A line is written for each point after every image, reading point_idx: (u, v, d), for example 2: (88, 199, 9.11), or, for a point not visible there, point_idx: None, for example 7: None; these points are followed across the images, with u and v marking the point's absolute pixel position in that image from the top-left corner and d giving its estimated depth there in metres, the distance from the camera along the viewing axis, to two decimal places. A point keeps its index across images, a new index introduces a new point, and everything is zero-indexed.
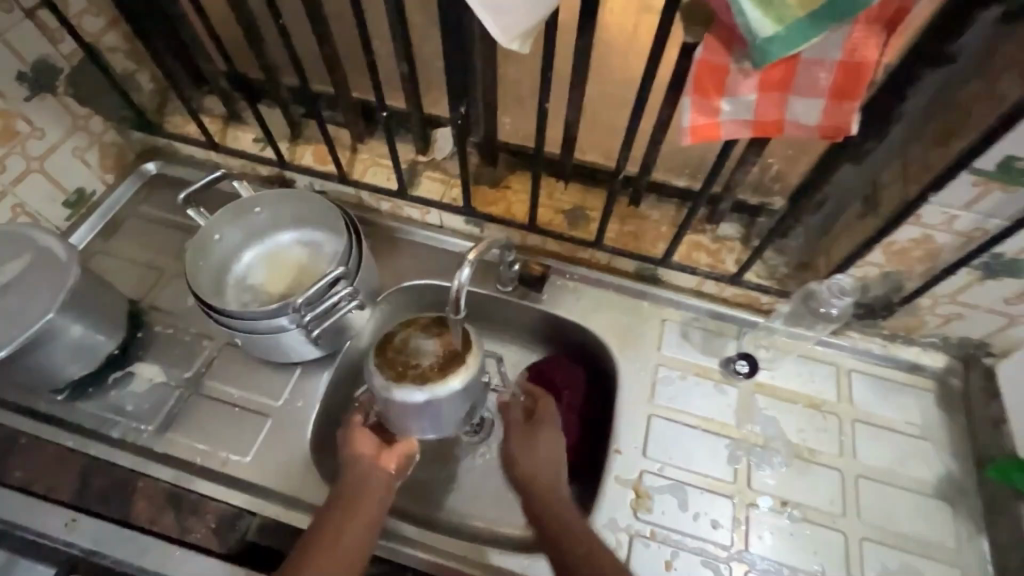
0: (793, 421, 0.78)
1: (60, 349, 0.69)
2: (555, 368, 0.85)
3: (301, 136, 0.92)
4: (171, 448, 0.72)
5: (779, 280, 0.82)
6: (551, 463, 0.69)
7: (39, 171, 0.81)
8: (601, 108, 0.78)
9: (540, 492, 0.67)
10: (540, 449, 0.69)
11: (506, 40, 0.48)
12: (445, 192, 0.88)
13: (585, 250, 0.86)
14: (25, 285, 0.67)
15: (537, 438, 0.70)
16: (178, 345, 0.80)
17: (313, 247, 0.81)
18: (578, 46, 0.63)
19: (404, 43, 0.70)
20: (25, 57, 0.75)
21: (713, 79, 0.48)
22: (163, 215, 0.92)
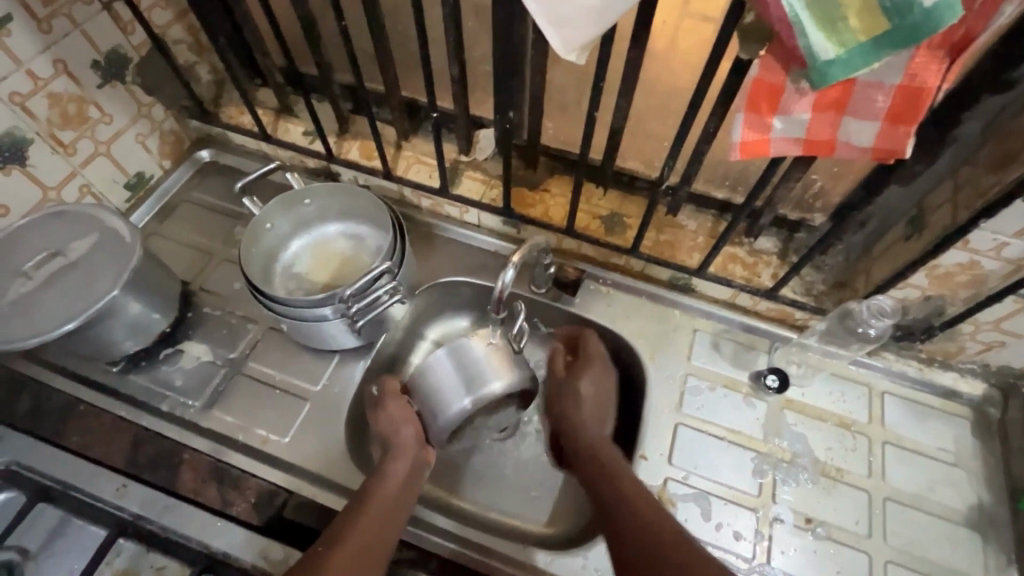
0: (822, 439, 0.78)
1: (119, 325, 0.73)
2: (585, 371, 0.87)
3: (348, 131, 0.94)
4: (214, 425, 0.76)
5: (816, 297, 0.81)
6: (600, 396, 0.75)
7: (105, 155, 0.86)
8: (645, 117, 0.79)
9: (595, 428, 0.72)
10: (588, 386, 0.75)
11: (565, 52, 0.50)
12: (484, 193, 0.90)
13: (621, 256, 0.87)
14: (92, 263, 0.71)
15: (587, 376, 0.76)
16: (224, 327, 0.84)
17: (357, 241, 0.84)
18: (630, 57, 0.64)
19: (457, 47, 0.72)
20: (100, 47, 0.79)
21: (768, 97, 0.49)
22: (214, 202, 0.96)
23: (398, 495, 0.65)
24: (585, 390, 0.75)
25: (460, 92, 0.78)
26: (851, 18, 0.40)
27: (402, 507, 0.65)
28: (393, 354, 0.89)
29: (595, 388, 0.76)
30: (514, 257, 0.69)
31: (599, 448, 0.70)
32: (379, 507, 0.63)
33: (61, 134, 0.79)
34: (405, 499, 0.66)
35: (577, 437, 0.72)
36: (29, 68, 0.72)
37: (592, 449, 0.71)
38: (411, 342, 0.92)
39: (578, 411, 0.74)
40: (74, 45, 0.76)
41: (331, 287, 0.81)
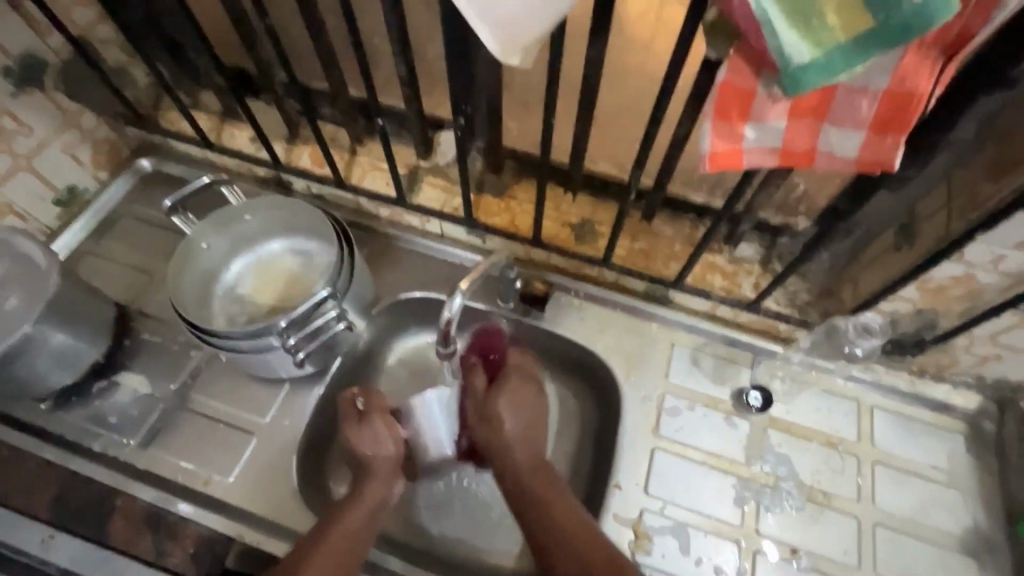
0: (808, 461, 0.73)
1: (39, 361, 0.66)
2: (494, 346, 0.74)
3: (298, 136, 0.87)
4: (152, 465, 0.70)
5: (800, 308, 0.77)
6: (532, 428, 0.70)
7: (28, 170, 0.78)
8: (614, 117, 0.73)
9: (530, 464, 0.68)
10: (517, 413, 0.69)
11: (505, 55, 0.43)
12: (446, 201, 0.84)
13: (592, 267, 0.81)
14: (4, 294, 0.65)
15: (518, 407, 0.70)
16: (165, 355, 0.77)
17: (304, 258, 0.77)
18: (589, 55, 0.57)
19: (401, 45, 0.65)
20: (11, 52, 0.72)
21: (737, 103, 0.42)
22: (156, 216, 0.89)
23: (361, 525, 0.63)
24: (519, 402, 0.70)
25: (411, 94, 0.72)
26: (828, 14, 0.34)
27: (363, 539, 0.63)
28: (352, 377, 0.82)
29: (527, 417, 0.70)
30: (463, 282, 0.63)
31: (537, 473, 0.67)
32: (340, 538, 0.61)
33: None
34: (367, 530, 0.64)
35: (513, 464, 0.68)
36: None
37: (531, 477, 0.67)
38: (371, 363, 0.86)
39: (511, 436, 0.69)
40: None
41: (277, 310, 0.74)
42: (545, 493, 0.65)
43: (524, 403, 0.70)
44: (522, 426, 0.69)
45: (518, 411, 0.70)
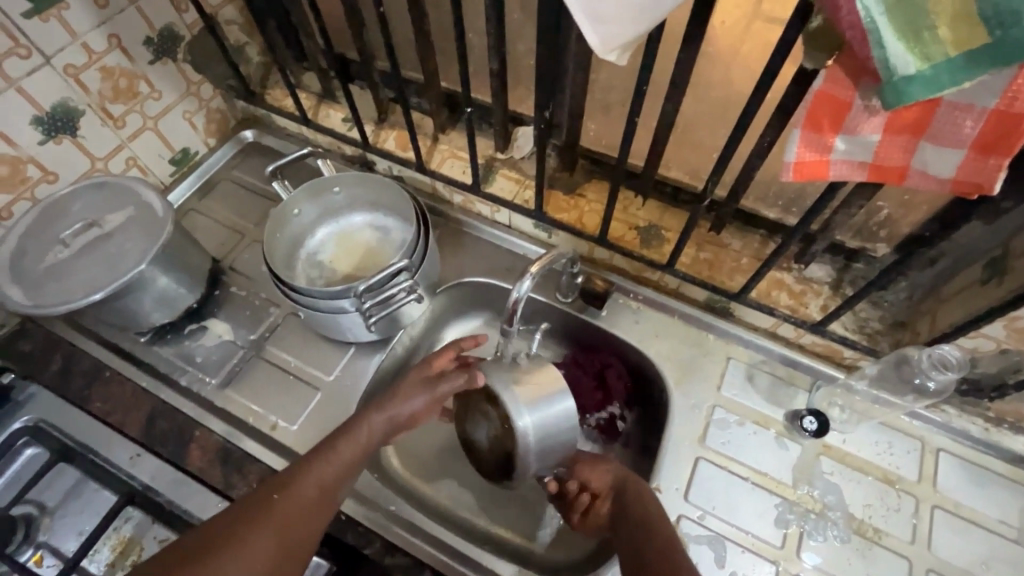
0: (861, 494, 0.70)
1: (147, 297, 0.74)
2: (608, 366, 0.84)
3: (386, 120, 0.93)
4: (228, 404, 0.77)
5: (870, 336, 0.73)
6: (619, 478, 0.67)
7: (153, 129, 0.88)
8: (695, 126, 0.73)
9: (649, 530, 0.61)
10: (604, 470, 0.68)
11: (603, 51, 0.45)
12: (517, 193, 0.86)
13: (654, 271, 0.82)
14: (126, 235, 0.73)
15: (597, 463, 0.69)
16: (248, 307, 0.85)
17: (381, 231, 0.83)
18: (679, 60, 0.58)
19: (497, 38, 0.68)
20: (154, 24, 0.81)
21: (832, 114, 0.43)
22: (253, 182, 0.98)
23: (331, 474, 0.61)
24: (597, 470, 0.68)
25: (500, 87, 0.75)
26: (941, 28, 0.33)
27: (322, 491, 0.60)
28: (413, 350, 0.87)
29: (607, 472, 0.68)
30: (532, 267, 0.67)
31: (659, 524, 0.62)
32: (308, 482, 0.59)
33: (112, 107, 0.81)
34: (336, 484, 0.61)
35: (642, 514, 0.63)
36: (84, 41, 0.74)
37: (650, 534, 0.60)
38: (431, 338, 0.91)
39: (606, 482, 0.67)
40: (129, 20, 0.77)
41: (355, 277, 0.80)
42: (636, 504, 0.64)
43: (616, 468, 0.68)
44: (619, 475, 0.68)
45: (601, 467, 0.68)
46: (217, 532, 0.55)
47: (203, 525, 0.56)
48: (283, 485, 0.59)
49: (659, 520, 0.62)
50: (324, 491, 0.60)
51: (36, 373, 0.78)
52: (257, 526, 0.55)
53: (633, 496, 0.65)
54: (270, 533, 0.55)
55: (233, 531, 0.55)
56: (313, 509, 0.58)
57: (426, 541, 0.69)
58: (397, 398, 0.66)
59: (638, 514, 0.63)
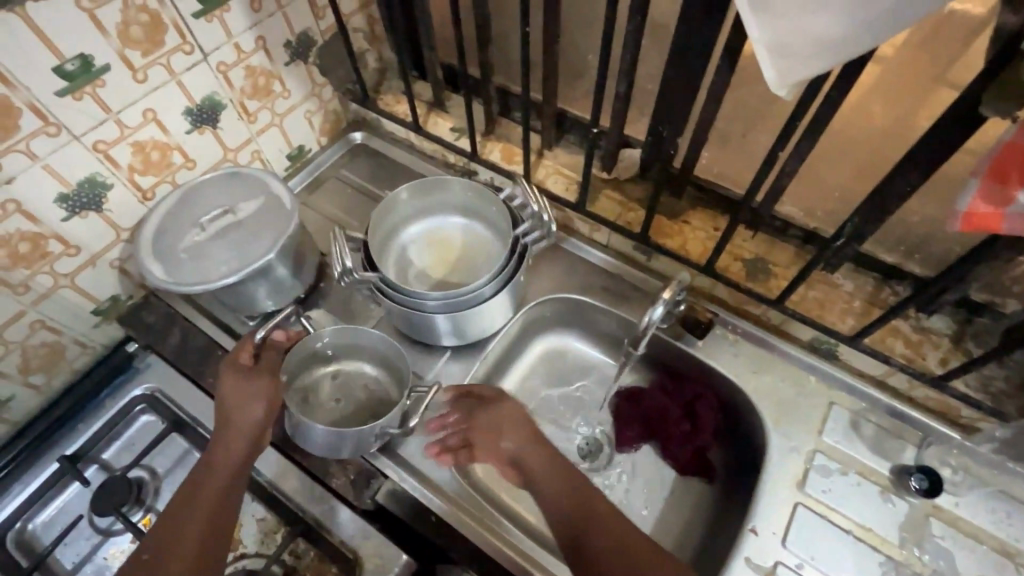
0: (977, 564, 0.66)
1: (267, 284, 0.78)
2: (698, 398, 0.82)
3: (493, 132, 0.95)
4: (319, 395, 0.79)
5: (994, 396, 0.70)
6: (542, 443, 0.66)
7: (277, 126, 0.93)
8: (827, 161, 0.72)
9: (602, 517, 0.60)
10: (506, 422, 0.68)
11: (777, 86, 0.45)
12: (620, 215, 0.87)
13: (759, 306, 0.80)
14: (257, 224, 0.77)
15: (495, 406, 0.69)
16: (350, 302, 0.88)
17: (473, 236, 0.87)
18: (830, 98, 0.58)
19: (632, 62, 0.69)
20: (295, 29, 0.86)
21: (1022, 168, 0.42)
22: (358, 182, 1.02)
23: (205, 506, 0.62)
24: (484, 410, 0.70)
25: (621, 110, 0.76)
26: None
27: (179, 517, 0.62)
28: (502, 359, 0.88)
29: (505, 414, 0.68)
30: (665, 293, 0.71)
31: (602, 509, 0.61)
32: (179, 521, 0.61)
33: (248, 103, 0.86)
34: (219, 510, 0.62)
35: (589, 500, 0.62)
36: (236, 41, 0.79)
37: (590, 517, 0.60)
38: (519, 350, 0.91)
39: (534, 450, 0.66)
40: (275, 25, 0.83)
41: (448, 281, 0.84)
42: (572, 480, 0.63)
43: (511, 418, 0.68)
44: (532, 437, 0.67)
45: (504, 426, 0.68)
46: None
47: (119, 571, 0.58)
48: (175, 523, 0.61)
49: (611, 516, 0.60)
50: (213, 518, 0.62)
51: (156, 345, 0.83)
52: None
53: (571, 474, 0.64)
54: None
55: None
56: (207, 546, 0.60)
57: (509, 548, 0.68)
58: (224, 409, 0.66)
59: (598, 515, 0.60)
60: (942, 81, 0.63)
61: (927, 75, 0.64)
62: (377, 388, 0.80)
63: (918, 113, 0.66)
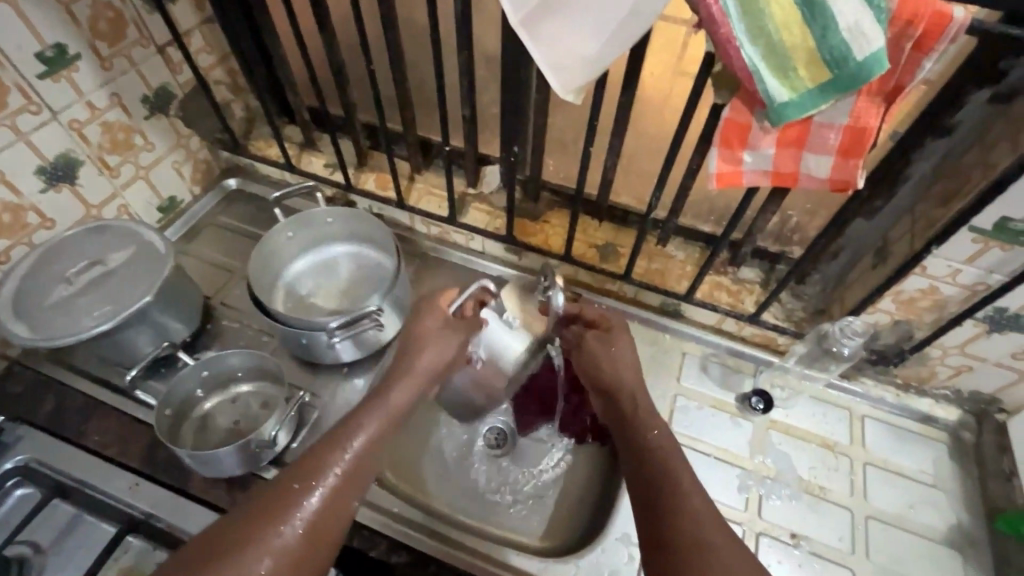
0: (807, 459, 0.82)
1: (146, 329, 0.78)
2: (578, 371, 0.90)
3: (366, 164, 1.03)
4: (210, 427, 0.78)
5: (796, 322, 0.87)
6: (631, 369, 0.74)
7: (144, 178, 0.94)
8: (638, 156, 0.87)
9: (659, 450, 0.65)
10: (619, 355, 0.74)
11: (564, 92, 0.57)
12: (489, 222, 0.97)
13: (614, 282, 0.94)
14: (130, 270, 0.78)
15: (615, 345, 0.75)
16: (241, 339, 0.89)
17: (360, 263, 0.92)
18: (621, 102, 0.72)
19: (470, 88, 0.80)
20: (151, 84, 0.89)
21: (738, 135, 0.57)
22: (237, 226, 1.04)
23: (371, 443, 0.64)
24: (605, 348, 0.75)
25: (471, 130, 0.87)
26: (800, 69, 0.48)
27: (359, 466, 0.62)
28: (400, 368, 0.94)
29: (625, 359, 0.74)
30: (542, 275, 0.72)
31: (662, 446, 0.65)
32: (317, 454, 0.62)
33: (108, 158, 0.87)
34: (373, 448, 0.64)
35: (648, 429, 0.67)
36: (89, 99, 0.81)
37: (661, 450, 0.64)
38: None
39: (618, 372, 0.73)
40: (130, 81, 0.85)
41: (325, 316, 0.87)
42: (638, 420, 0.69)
43: (629, 358, 0.74)
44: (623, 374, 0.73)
45: (619, 355, 0.74)
46: (265, 512, 0.56)
47: (239, 503, 0.57)
48: (308, 475, 0.59)
49: (676, 460, 0.63)
50: (356, 467, 0.62)
51: (25, 415, 0.78)
52: (276, 516, 0.56)
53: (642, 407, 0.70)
54: (301, 518, 0.56)
55: (278, 509, 0.56)
56: (337, 490, 0.60)
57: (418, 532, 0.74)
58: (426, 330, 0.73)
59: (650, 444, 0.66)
60: (682, 71, 0.75)
61: (669, 71, 0.75)
62: (262, 410, 0.79)
63: (674, 97, 0.78)
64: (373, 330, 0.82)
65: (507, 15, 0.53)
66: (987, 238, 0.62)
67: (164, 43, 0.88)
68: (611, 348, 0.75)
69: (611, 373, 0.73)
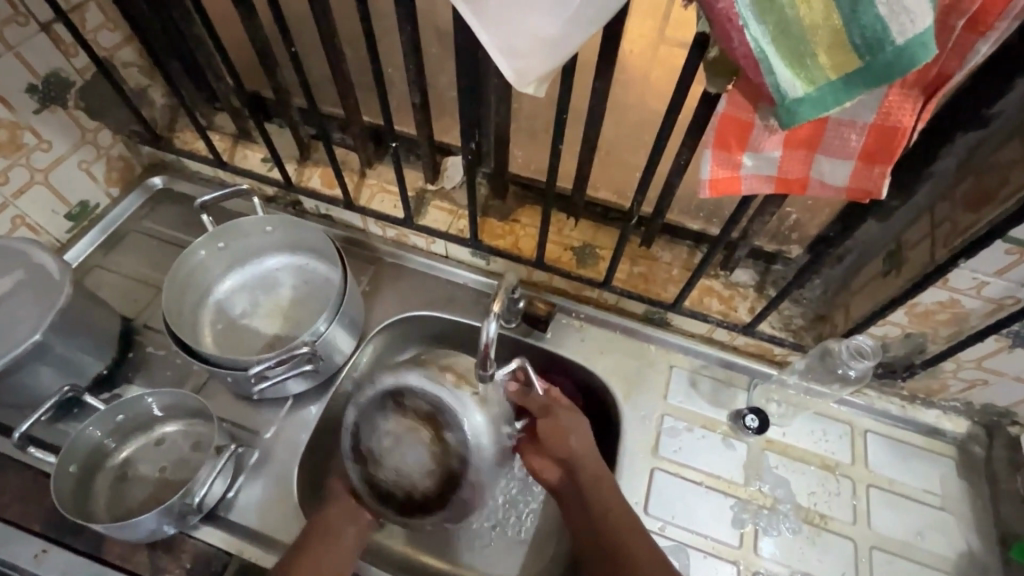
0: (806, 483, 0.74)
1: (44, 370, 0.66)
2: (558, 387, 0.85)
3: (309, 158, 0.90)
4: (130, 478, 0.68)
5: (794, 331, 0.78)
6: (583, 447, 0.66)
7: (42, 183, 0.80)
8: (618, 147, 0.76)
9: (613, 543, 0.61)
10: (571, 438, 0.66)
11: (521, 84, 0.45)
12: (451, 224, 0.86)
13: (593, 289, 0.83)
14: (19, 301, 0.66)
15: (568, 428, 0.66)
16: (170, 368, 0.78)
17: (301, 277, 0.80)
18: (595, 88, 0.60)
19: (416, 72, 0.67)
20: (37, 70, 0.74)
21: (737, 134, 0.46)
22: (165, 232, 0.91)
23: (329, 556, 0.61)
24: (557, 430, 0.66)
25: (424, 119, 0.75)
26: (820, 55, 0.37)
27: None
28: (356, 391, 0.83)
29: (579, 444, 0.66)
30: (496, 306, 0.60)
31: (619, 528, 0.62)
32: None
33: None
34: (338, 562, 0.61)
35: (604, 512, 0.63)
36: None
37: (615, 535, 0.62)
38: None
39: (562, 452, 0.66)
40: (6, 68, 0.71)
41: (257, 346, 0.76)
42: (596, 498, 0.64)
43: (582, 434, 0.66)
44: (582, 450, 0.65)
45: (567, 435, 0.66)
46: None
47: None
48: None
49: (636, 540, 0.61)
50: None
51: None
52: None
53: (598, 482, 0.64)
54: None
55: None
56: None
57: None
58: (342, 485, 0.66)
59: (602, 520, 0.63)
60: (668, 46, 0.63)
61: (654, 47, 0.64)
62: (190, 456, 0.69)
63: (660, 78, 0.66)
64: (310, 363, 0.70)
65: None
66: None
67: (47, 19, 0.73)
68: (559, 426, 0.66)
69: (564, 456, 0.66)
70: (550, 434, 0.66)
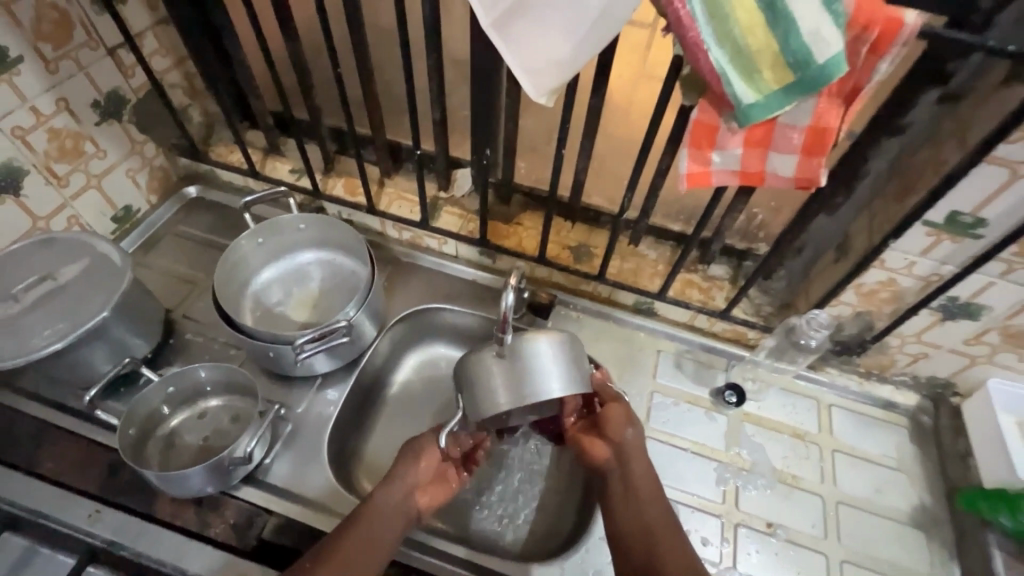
0: (780, 449, 0.84)
1: (102, 348, 0.74)
2: None
3: (333, 169, 1.00)
4: (175, 447, 0.74)
5: (764, 317, 0.90)
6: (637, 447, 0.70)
7: (95, 188, 0.89)
8: (608, 158, 0.88)
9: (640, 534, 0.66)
10: (627, 433, 0.71)
11: (537, 95, 0.57)
12: (462, 226, 0.96)
13: (588, 282, 0.94)
14: (84, 285, 0.74)
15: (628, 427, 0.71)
16: (207, 353, 0.86)
17: (330, 271, 0.90)
18: (591, 105, 0.73)
19: (439, 92, 0.79)
20: (101, 88, 0.84)
21: (706, 136, 0.58)
22: (199, 234, 1.00)
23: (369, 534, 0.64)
24: (616, 426, 0.71)
25: (441, 133, 0.86)
26: (765, 71, 0.49)
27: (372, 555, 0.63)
28: (376, 375, 0.92)
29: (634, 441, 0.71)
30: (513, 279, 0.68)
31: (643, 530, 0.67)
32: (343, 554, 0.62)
33: (56, 167, 0.82)
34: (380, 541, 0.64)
35: (640, 507, 0.68)
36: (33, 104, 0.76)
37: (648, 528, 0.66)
38: (392, 367, 0.95)
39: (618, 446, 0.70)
40: (76, 85, 0.81)
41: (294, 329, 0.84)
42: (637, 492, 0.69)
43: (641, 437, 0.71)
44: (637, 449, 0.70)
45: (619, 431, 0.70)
46: None
47: None
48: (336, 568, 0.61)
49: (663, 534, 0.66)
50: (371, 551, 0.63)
51: None
52: None
53: (641, 483, 0.69)
54: None
55: None
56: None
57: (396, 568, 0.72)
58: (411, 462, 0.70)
59: (636, 513, 0.68)
60: (649, 73, 0.76)
61: (637, 74, 0.78)
62: (231, 427, 0.76)
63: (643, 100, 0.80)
64: (346, 340, 0.79)
65: (478, 20, 0.54)
66: (940, 230, 0.65)
67: (114, 45, 0.83)
68: (621, 422, 0.71)
69: (624, 450, 0.70)
70: (616, 429, 0.71)
